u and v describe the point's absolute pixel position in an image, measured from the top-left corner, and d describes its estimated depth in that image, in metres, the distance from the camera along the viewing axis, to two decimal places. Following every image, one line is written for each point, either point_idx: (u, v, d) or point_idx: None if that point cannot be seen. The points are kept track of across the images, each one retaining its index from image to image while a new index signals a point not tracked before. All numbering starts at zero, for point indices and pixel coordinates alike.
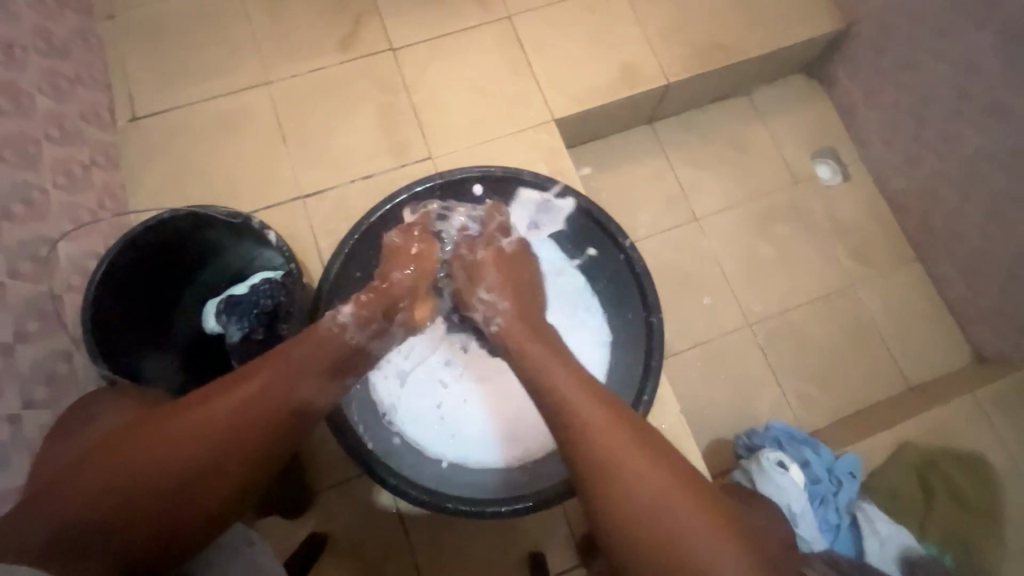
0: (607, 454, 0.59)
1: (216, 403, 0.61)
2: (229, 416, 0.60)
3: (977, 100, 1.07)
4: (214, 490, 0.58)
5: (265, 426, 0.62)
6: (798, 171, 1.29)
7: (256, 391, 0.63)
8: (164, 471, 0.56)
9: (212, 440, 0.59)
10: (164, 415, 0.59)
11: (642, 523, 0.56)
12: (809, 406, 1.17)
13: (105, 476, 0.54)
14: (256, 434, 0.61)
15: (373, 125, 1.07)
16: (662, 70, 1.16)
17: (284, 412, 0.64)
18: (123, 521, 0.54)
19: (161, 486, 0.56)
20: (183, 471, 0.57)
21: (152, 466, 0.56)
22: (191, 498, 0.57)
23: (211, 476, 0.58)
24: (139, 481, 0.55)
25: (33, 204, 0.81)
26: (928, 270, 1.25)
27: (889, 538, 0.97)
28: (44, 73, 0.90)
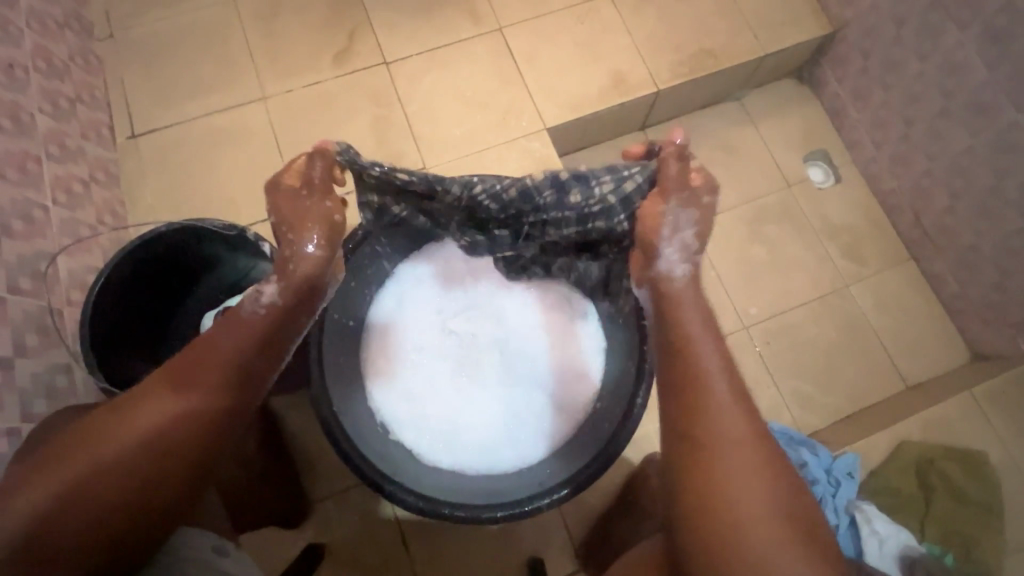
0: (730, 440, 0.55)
1: (141, 405, 0.56)
2: (157, 425, 0.55)
3: (963, 99, 1.08)
4: (157, 488, 0.55)
5: (203, 428, 0.57)
6: (790, 173, 1.30)
7: (184, 395, 0.57)
8: (94, 493, 0.52)
9: (141, 453, 0.54)
10: (94, 422, 0.55)
11: (735, 515, 0.51)
12: (807, 408, 1.17)
13: (30, 501, 0.50)
14: (195, 438, 0.57)
15: (367, 137, 1.09)
16: (652, 77, 1.17)
17: (223, 411, 0.59)
18: (62, 532, 0.51)
19: (95, 496, 0.52)
20: (115, 492, 0.53)
21: (80, 489, 0.52)
22: (135, 510, 0.54)
23: (150, 478, 0.54)
24: (68, 505, 0.51)
25: (33, 221, 0.83)
26: (922, 269, 1.26)
27: (889, 537, 0.95)
28: (45, 93, 0.92)
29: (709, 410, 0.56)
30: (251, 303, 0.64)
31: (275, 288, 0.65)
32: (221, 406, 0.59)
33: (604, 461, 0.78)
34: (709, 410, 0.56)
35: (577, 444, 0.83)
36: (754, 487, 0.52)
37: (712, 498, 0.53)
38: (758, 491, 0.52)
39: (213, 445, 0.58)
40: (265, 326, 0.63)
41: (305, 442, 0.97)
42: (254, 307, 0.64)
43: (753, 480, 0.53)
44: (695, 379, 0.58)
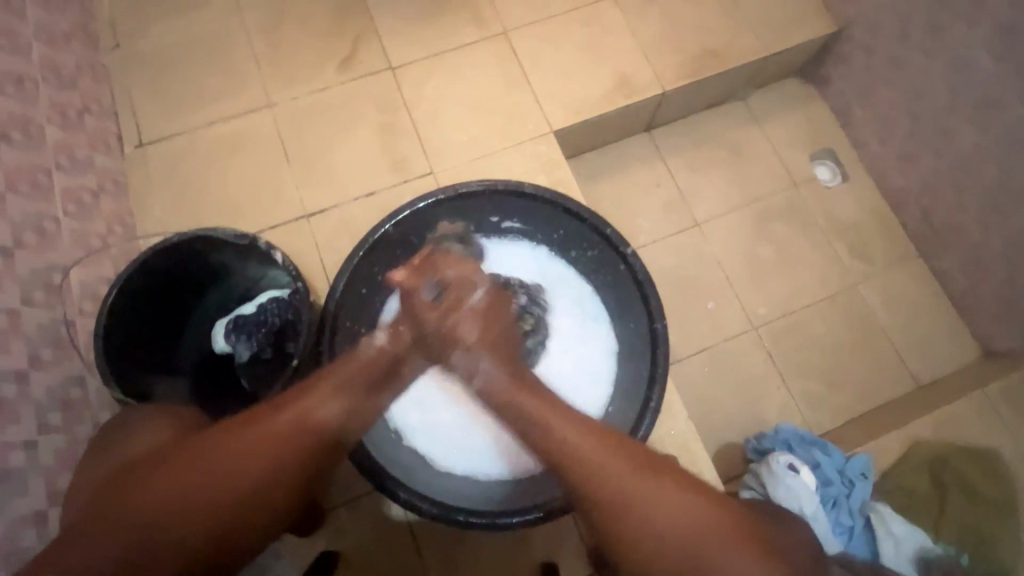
0: (623, 485, 0.58)
1: (259, 431, 0.60)
2: (277, 441, 0.60)
3: (970, 96, 1.07)
4: (263, 507, 0.59)
5: (314, 447, 0.62)
6: (796, 173, 1.30)
7: (300, 418, 0.62)
8: (216, 498, 0.56)
9: (260, 466, 0.58)
10: (213, 439, 0.59)
11: (660, 559, 0.56)
12: (817, 408, 1.17)
13: (151, 510, 0.54)
14: (306, 456, 0.62)
15: (374, 143, 1.09)
16: (657, 78, 1.17)
17: (331, 434, 0.64)
18: (179, 541, 0.54)
19: (212, 513, 0.56)
20: (234, 499, 0.57)
21: (205, 493, 0.55)
22: (244, 524, 0.58)
23: (259, 501, 0.59)
24: (192, 510, 0.55)
25: (44, 233, 0.83)
26: (932, 267, 1.25)
27: (905, 539, 0.96)
28: (53, 105, 0.93)
29: (587, 475, 0.60)
30: (365, 346, 0.72)
31: (386, 336, 0.74)
32: (329, 429, 0.64)
33: None
34: (569, 454, 0.61)
35: None
36: (661, 523, 0.56)
37: (633, 560, 0.57)
38: (666, 526, 0.56)
39: (319, 464, 0.63)
40: (380, 366, 0.71)
41: None
42: (368, 348, 0.72)
43: (671, 506, 0.57)
44: (546, 431, 0.63)
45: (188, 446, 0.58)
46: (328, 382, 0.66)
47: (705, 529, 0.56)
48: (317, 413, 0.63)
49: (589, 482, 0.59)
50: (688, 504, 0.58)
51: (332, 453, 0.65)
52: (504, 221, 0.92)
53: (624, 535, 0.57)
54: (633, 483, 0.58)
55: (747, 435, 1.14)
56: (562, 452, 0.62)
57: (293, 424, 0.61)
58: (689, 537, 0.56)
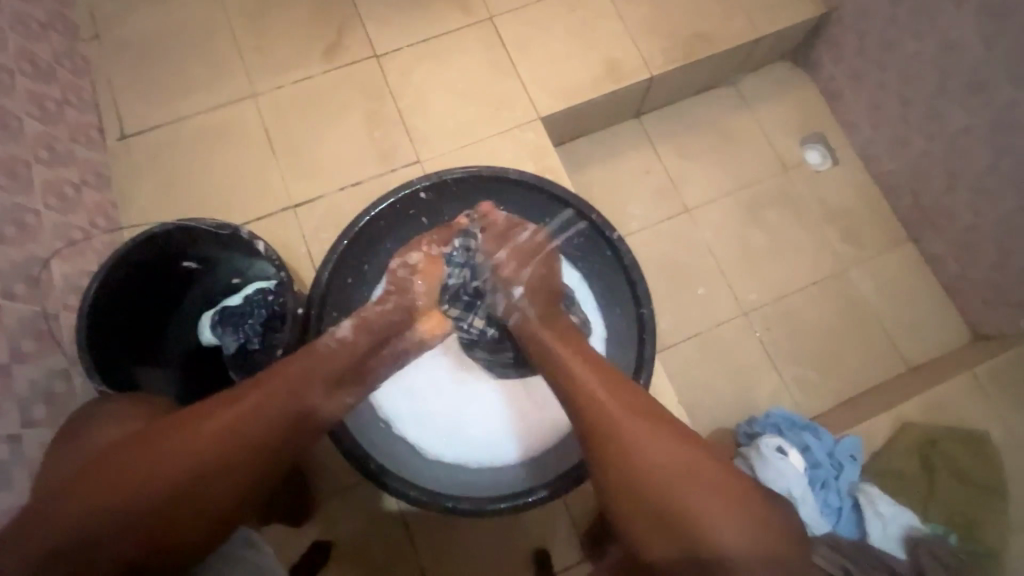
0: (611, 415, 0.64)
1: (220, 417, 0.63)
2: (222, 434, 0.62)
3: (959, 77, 1.07)
4: (217, 490, 0.61)
5: (262, 442, 0.64)
6: (787, 157, 1.30)
7: (246, 412, 0.64)
8: (157, 487, 0.58)
9: (203, 457, 0.61)
10: (178, 422, 0.62)
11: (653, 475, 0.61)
12: (808, 392, 1.17)
13: (111, 482, 0.57)
14: (252, 451, 0.63)
15: (359, 132, 1.08)
16: (645, 63, 1.16)
17: (281, 429, 0.66)
18: (131, 513, 0.57)
19: (167, 490, 0.59)
20: (179, 489, 0.59)
21: (146, 481, 0.58)
22: (195, 506, 0.60)
23: (214, 483, 0.61)
24: (137, 487, 0.58)
25: (25, 226, 0.82)
26: (922, 250, 1.25)
27: (893, 519, 0.96)
28: (31, 97, 0.91)
29: (586, 402, 0.66)
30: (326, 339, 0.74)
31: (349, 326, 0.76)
32: (275, 427, 0.66)
33: None
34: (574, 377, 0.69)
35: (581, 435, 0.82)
36: (651, 453, 0.62)
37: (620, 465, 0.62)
38: (657, 456, 0.61)
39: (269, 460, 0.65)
40: (345, 362, 0.73)
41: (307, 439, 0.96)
42: (329, 342, 0.74)
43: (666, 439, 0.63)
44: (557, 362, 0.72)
45: (156, 427, 0.62)
46: (278, 378, 0.68)
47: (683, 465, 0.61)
48: (263, 408, 0.65)
49: (585, 414, 0.66)
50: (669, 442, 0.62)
51: (282, 450, 0.67)
52: (490, 208, 0.90)
53: (608, 449, 0.63)
54: (619, 415, 0.65)
55: (737, 420, 1.14)
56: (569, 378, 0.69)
57: (239, 418, 0.64)
58: (668, 471, 0.60)
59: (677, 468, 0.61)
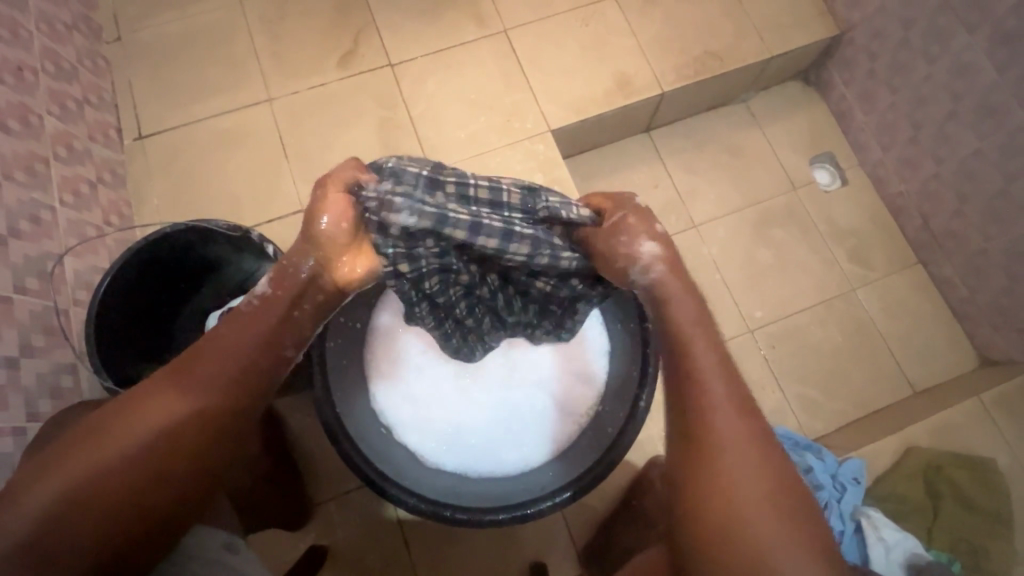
0: (712, 453, 0.56)
1: (156, 403, 0.57)
2: (169, 412, 0.57)
3: (972, 101, 1.07)
4: (172, 474, 0.56)
5: (218, 408, 0.59)
6: (796, 176, 1.30)
7: (191, 383, 0.59)
8: (116, 483, 0.53)
9: (143, 448, 0.55)
10: (112, 416, 0.56)
11: (732, 506, 0.53)
12: (813, 413, 1.16)
13: (46, 490, 0.51)
14: (201, 426, 0.58)
15: (371, 140, 1.09)
16: (657, 80, 1.17)
17: (238, 391, 0.61)
18: (79, 516, 0.51)
19: (115, 484, 0.53)
20: (139, 477, 0.54)
21: (98, 477, 0.53)
22: (151, 495, 0.55)
23: (164, 467, 0.56)
24: (76, 489, 0.52)
25: (40, 222, 0.83)
26: (930, 273, 1.25)
27: (895, 544, 0.93)
28: (52, 95, 0.93)
29: (697, 401, 0.58)
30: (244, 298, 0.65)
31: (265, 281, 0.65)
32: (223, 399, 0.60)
33: (606, 466, 0.79)
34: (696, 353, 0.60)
35: (582, 448, 0.82)
36: (741, 479, 0.54)
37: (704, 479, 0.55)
38: (745, 486, 0.54)
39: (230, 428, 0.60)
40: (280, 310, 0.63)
41: (306, 443, 0.96)
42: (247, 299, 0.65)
43: (755, 472, 0.55)
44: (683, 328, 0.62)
45: (88, 424, 0.56)
46: (220, 344, 0.61)
47: (783, 514, 0.53)
48: (209, 373, 0.59)
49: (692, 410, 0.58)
50: (758, 480, 0.54)
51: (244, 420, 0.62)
52: None
53: (694, 494, 0.55)
54: (735, 435, 0.56)
55: None
56: (687, 387, 0.59)
57: (187, 392, 0.58)
58: (750, 500, 0.53)
59: (750, 505, 0.53)
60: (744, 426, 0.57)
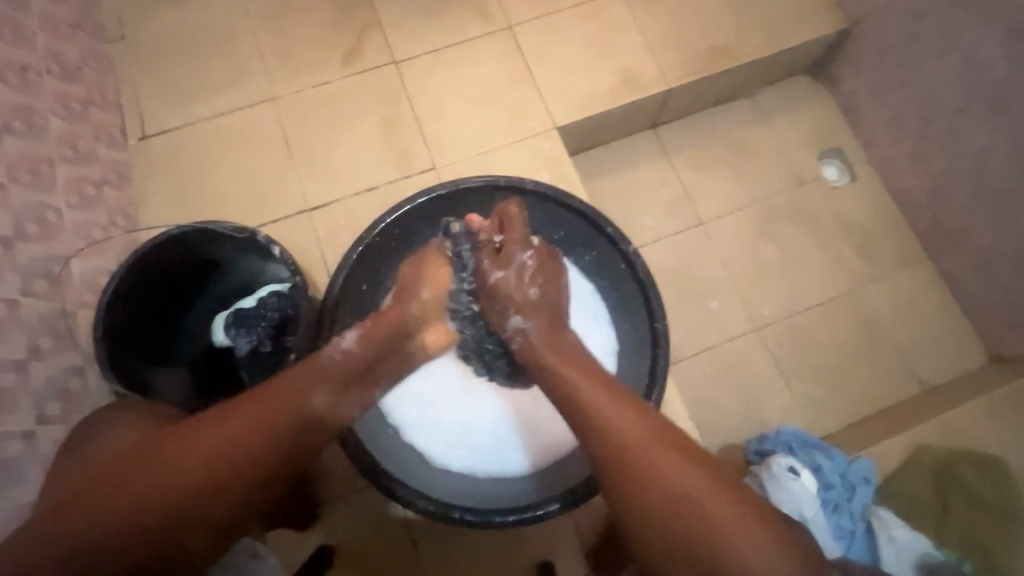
0: (582, 408, 0.63)
1: (226, 426, 0.58)
2: (217, 449, 0.56)
3: (983, 95, 1.05)
4: (227, 498, 0.56)
5: (262, 453, 0.58)
6: (804, 172, 1.28)
7: (244, 423, 0.58)
8: (175, 500, 0.54)
9: (205, 471, 0.55)
10: (184, 432, 0.58)
11: (674, 521, 0.54)
12: (820, 411, 1.16)
13: (113, 499, 0.53)
14: (262, 456, 0.58)
15: (376, 138, 1.08)
16: (664, 75, 1.16)
17: (286, 437, 0.60)
18: (137, 527, 0.52)
19: (173, 501, 0.54)
20: (196, 498, 0.55)
21: (153, 504, 0.53)
22: (205, 515, 0.55)
23: (222, 491, 0.56)
24: (140, 501, 0.53)
25: (46, 223, 0.83)
26: (939, 269, 1.23)
27: (905, 544, 0.95)
28: (56, 95, 0.92)
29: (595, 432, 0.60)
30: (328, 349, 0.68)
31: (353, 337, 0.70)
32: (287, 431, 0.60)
33: None
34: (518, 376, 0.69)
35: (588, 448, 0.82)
36: (668, 487, 0.55)
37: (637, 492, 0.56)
38: (676, 491, 0.55)
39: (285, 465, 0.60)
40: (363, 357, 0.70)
41: None
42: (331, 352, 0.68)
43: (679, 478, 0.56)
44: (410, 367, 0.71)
45: (161, 437, 0.58)
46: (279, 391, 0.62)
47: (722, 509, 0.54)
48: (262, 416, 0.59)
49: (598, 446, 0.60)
50: (632, 420, 0.60)
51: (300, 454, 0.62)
52: None
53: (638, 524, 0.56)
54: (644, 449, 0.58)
55: (748, 436, 1.13)
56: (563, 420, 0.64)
57: (238, 430, 0.58)
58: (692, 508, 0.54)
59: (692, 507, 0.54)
60: (642, 434, 0.59)
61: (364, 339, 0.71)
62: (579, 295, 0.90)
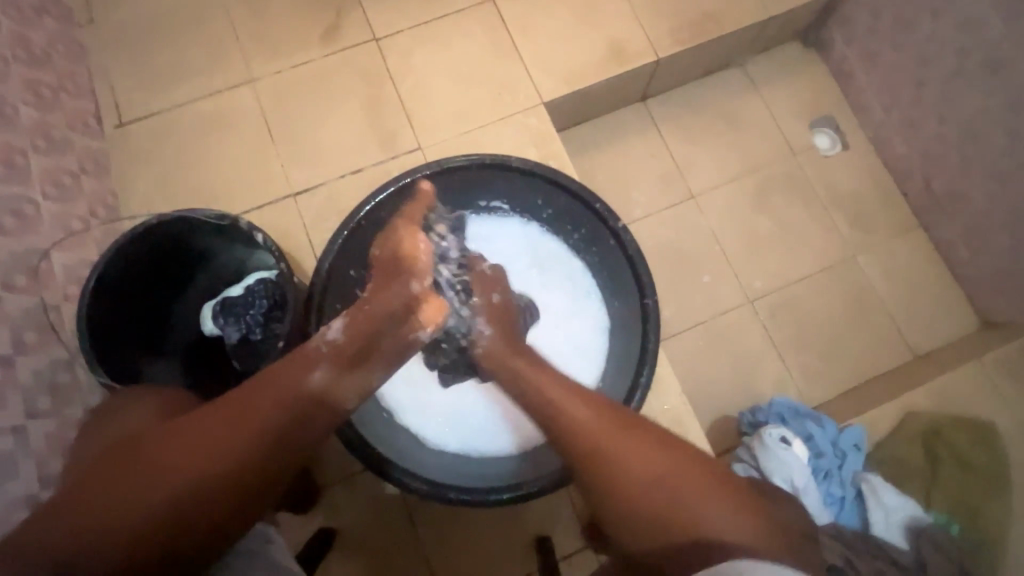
0: (557, 406, 0.64)
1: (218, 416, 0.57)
2: (203, 447, 0.54)
3: (976, 57, 1.03)
4: (219, 485, 0.54)
5: (250, 442, 0.56)
6: (796, 142, 1.27)
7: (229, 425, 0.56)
8: (162, 489, 0.52)
9: (196, 457, 0.54)
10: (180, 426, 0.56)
11: (642, 496, 0.56)
12: (813, 381, 1.16)
13: (107, 495, 0.52)
14: (252, 441, 0.56)
15: (359, 119, 1.06)
16: (652, 45, 1.13)
17: (275, 425, 0.58)
18: (126, 521, 0.51)
19: (162, 491, 0.52)
20: (186, 486, 0.53)
21: (143, 497, 0.52)
22: (195, 505, 0.53)
23: (212, 477, 0.54)
24: (131, 494, 0.52)
25: (23, 216, 0.81)
26: (932, 237, 1.23)
27: (895, 509, 0.96)
28: (25, 83, 0.90)
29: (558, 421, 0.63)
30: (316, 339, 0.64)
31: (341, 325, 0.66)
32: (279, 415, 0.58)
33: None
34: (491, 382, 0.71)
35: None
36: (633, 464, 0.57)
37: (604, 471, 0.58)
38: (643, 469, 0.57)
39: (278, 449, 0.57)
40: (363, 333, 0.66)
41: None
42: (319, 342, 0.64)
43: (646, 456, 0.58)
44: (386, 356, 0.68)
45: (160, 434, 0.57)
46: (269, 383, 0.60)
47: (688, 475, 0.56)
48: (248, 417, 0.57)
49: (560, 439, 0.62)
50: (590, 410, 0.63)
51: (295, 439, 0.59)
52: (498, 204, 0.92)
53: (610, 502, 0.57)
54: (608, 434, 0.60)
55: (741, 407, 1.14)
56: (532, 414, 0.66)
57: (228, 418, 0.57)
58: (660, 480, 0.56)
59: (659, 478, 0.56)
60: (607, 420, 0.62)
61: (352, 329, 0.66)
62: (568, 272, 0.92)
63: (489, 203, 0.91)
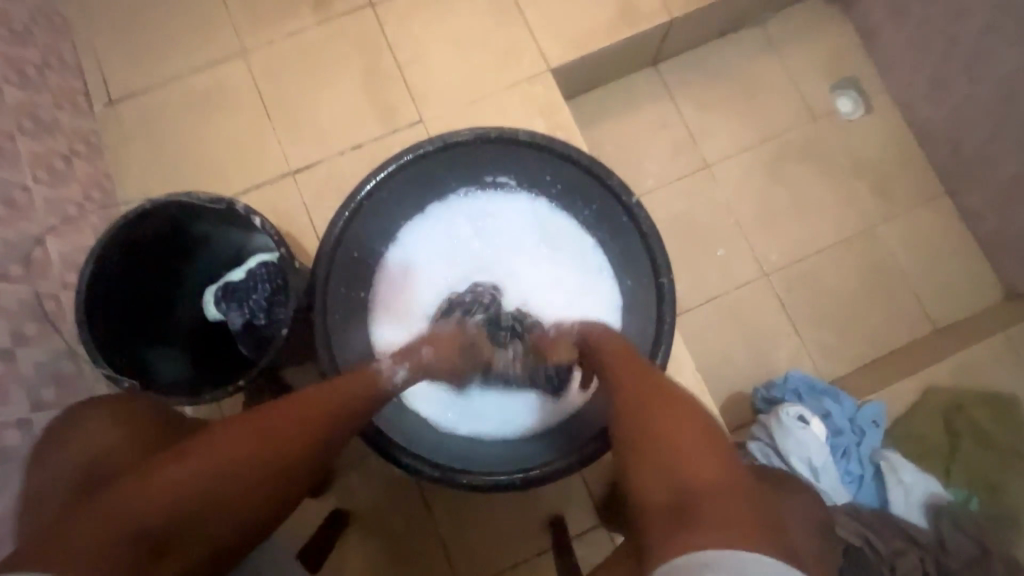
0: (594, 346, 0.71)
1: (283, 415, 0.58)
2: (275, 445, 0.56)
3: (1016, 9, 0.96)
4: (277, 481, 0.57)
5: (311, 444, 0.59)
6: (816, 106, 1.20)
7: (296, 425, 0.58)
8: (232, 484, 0.53)
9: (267, 455, 0.55)
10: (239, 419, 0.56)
11: (629, 405, 0.58)
12: (830, 356, 1.13)
13: (171, 483, 0.50)
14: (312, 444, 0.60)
15: (357, 92, 1.01)
16: (665, 4, 1.06)
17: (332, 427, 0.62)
18: (189, 509, 0.51)
19: (231, 483, 0.53)
20: (251, 482, 0.55)
21: (209, 487, 0.52)
22: (253, 498, 0.55)
23: (275, 475, 0.57)
24: (196, 484, 0.51)
25: (15, 203, 0.79)
26: (958, 205, 1.18)
27: (914, 486, 0.95)
28: (7, 61, 0.86)
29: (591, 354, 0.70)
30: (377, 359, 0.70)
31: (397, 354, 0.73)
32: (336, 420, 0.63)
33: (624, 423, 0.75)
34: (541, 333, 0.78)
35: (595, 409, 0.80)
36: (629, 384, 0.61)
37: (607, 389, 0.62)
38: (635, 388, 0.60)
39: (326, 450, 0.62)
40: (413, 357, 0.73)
41: None
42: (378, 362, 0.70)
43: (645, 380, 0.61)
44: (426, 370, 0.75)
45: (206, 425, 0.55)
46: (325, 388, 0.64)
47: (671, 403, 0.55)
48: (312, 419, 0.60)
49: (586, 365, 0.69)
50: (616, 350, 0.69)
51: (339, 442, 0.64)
52: (504, 179, 0.88)
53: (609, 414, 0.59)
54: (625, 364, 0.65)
55: (756, 383, 1.11)
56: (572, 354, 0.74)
57: (293, 418, 0.59)
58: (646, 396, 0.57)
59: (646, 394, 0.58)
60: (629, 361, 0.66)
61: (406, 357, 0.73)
62: (579, 249, 0.89)
63: (495, 178, 0.87)
